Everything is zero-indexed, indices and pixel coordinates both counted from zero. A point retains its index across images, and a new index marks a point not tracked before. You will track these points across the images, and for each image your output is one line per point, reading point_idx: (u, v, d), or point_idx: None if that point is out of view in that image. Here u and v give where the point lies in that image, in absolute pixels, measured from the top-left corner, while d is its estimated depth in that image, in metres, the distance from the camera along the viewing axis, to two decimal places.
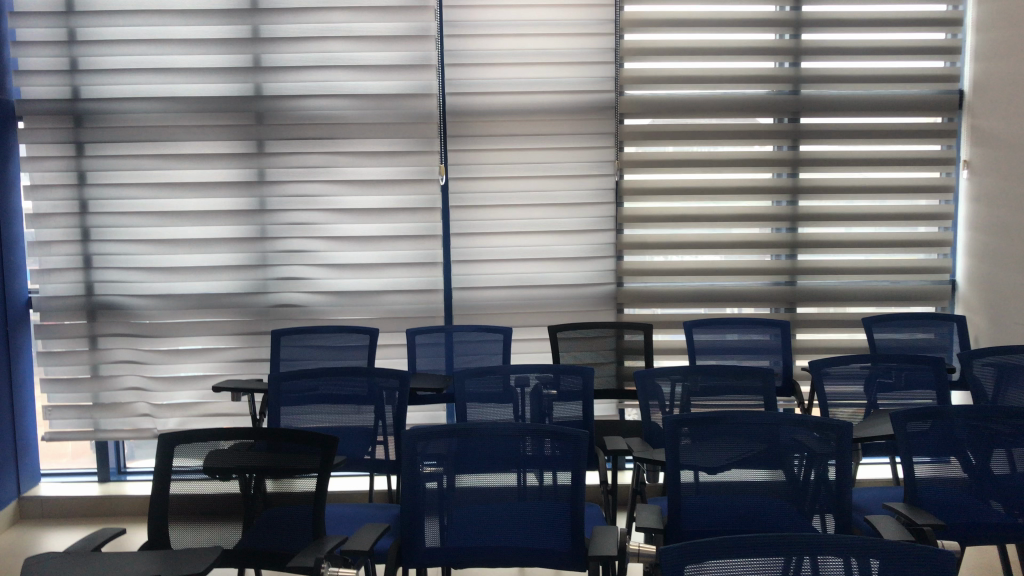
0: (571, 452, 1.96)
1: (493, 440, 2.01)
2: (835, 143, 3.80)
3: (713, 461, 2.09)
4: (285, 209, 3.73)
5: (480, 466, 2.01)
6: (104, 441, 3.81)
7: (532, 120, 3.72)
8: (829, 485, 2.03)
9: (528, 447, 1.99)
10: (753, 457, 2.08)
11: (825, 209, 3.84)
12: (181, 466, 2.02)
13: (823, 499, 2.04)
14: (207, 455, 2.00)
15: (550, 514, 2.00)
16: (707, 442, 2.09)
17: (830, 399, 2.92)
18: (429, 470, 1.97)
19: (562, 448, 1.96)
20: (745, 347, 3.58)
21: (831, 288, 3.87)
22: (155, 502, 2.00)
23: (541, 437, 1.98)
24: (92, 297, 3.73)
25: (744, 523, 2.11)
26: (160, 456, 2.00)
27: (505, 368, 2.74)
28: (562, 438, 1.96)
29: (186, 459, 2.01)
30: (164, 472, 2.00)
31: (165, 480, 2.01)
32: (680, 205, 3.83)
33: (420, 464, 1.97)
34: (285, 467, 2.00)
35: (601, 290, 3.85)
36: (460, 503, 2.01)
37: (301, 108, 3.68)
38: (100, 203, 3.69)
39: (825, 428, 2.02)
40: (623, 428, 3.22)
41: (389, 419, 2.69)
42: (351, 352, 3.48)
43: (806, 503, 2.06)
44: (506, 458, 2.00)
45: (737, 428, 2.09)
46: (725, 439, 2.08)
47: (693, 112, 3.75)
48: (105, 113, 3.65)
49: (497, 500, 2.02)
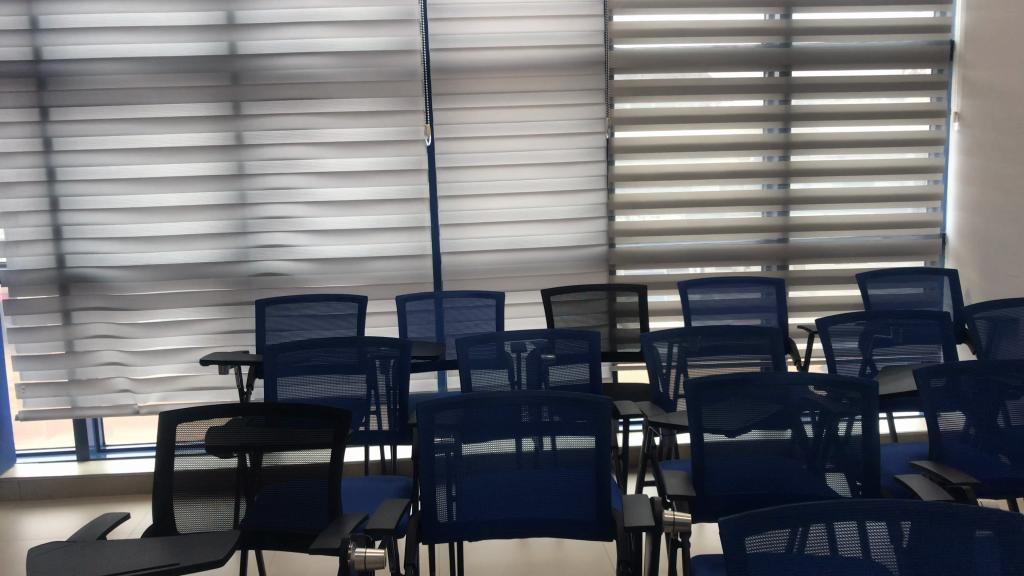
0: (579, 416, 1.89)
1: (498, 409, 1.93)
2: (829, 97, 3.74)
3: (731, 424, 2.05)
4: (263, 173, 3.59)
5: (491, 434, 1.93)
6: (82, 419, 3.68)
7: (521, 77, 3.60)
8: (841, 441, 1.98)
9: (530, 414, 1.92)
10: (771, 419, 2.04)
11: (817, 164, 3.78)
12: (186, 440, 1.92)
13: (834, 457, 2.00)
14: (211, 433, 1.90)
15: (574, 480, 1.93)
16: (723, 404, 2.05)
17: (838, 354, 2.90)
18: (442, 441, 1.90)
19: (563, 413, 1.90)
20: (739, 307, 3.56)
21: (823, 246, 3.83)
22: (159, 481, 1.90)
23: (540, 404, 1.92)
24: (64, 270, 3.56)
25: (765, 484, 2.06)
26: (162, 432, 1.89)
27: (505, 335, 2.65)
28: (556, 402, 1.91)
29: (192, 431, 1.91)
30: (167, 448, 1.90)
31: (169, 456, 1.91)
32: (672, 163, 3.76)
33: (434, 435, 1.89)
34: (296, 442, 1.92)
35: (593, 252, 3.77)
36: (471, 473, 1.93)
37: (278, 66, 3.52)
38: (68, 171, 3.51)
39: (836, 387, 1.99)
40: (623, 391, 3.17)
41: (382, 388, 2.63)
42: (340, 321, 3.38)
43: (817, 458, 2.01)
44: (511, 426, 1.93)
45: (751, 390, 2.05)
46: (745, 400, 2.05)
47: (682, 68, 3.67)
48: (70, 75, 3.45)
49: (506, 470, 1.94)
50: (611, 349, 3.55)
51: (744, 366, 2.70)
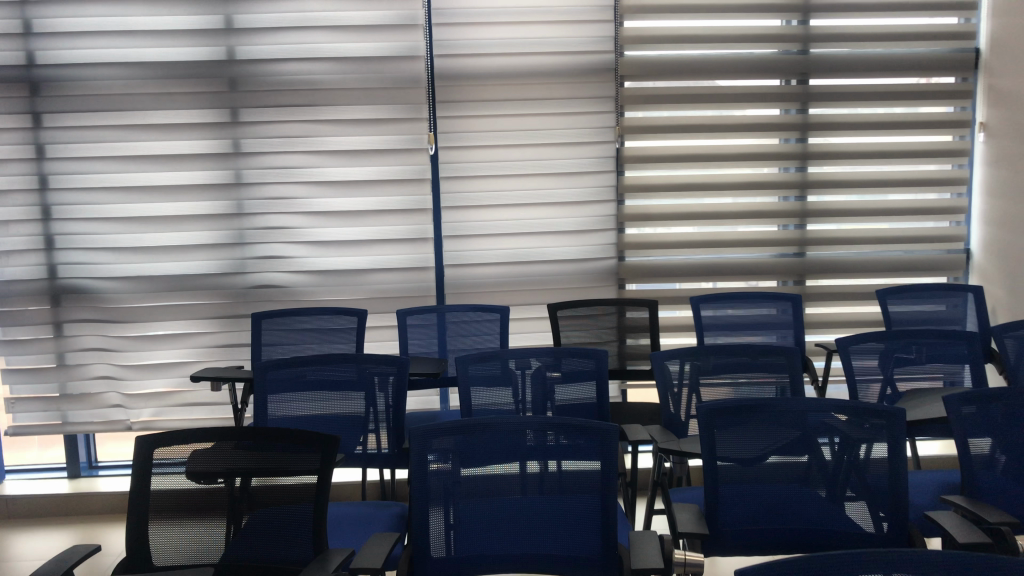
0: (586, 443, 1.75)
1: (498, 435, 1.78)
2: (848, 106, 3.60)
3: (746, 452, 1.91)
4: (262, 182, 3.48)
5: (489, 459, 1.78)
6: (73, 434, 3.56)
7: (528, 84, 3.48)
8: (862, 468, 1.84)
9: (536, 438, 1.77)
10: (789, 444, 1.90)
11: (836, 175, 3.63)
12: (165, 456, 1.80)
13: (855, 485, 1.85)
14: (192, 458, 1.79)
15: (578, 508, 1.78)
16: (738, 430, 1.91)
17: (859, 374, 2.75)
18: (436, 466, 1.76)
19: (568, 438, 1.76)
20: (753, 323, 3.43)
21: (842, 260, 3.68)
22: (134, 501, 1.77)
23: (545, 429, 1.78)
24: (55, 281, 3.46)
25: (782, 514, 1.92)
26: (140, 453, 1.78)
27: (510, 353, 2.53)
28: (564, 427, 1.77)
29: (172, 447, 1.80)
30: (143, 465, 1.78)
31: (146, 473, 1.78)
32: (684, 173, 3.62)
33: (427, 461, 1.75)
34: (281, 468, 1.79)
35: (602, 265, 3.64)
36: (466, 501, 1.78)
37: (277, 72, 3.42)
38: (61, 178, 3.41)
39: (860, 414, 1.84)
40: (634, 411, 3.04)
41: (381, 406, 2.49)
42: (339, 335, 3.25)
43: (836, 485, 1.87)
44: (513, 452, 1.78)
45: (770, 415, 1.90)
46: (762, 426, 1.90)
47: (695, 75, 3.53)
48: (63, 80, 3.35)
49: (506, 498, 1.80)
50: (620, 365, 3.42)
51: (762, 389, 2.55)
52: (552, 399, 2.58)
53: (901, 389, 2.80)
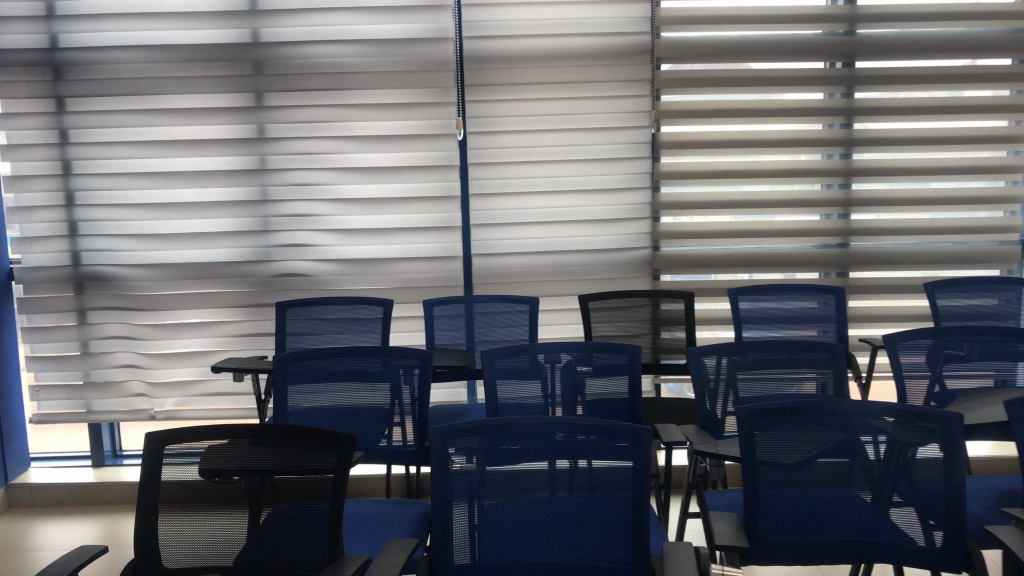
0: (618, 449, 1.63)
1: (524, 435, 1.66)
2: (896, 89, 3.42)
3: (788, 456, 1.79)
4: (286, 168, 3.40)
5: (513, 461, 1.66)
6: (97, 423, 3.53)
7: (560, 66, 3.35)
8: (911, 472, 1.71)
9: (564, 440, 1.65)
10: (834, 450, 1.76)
11: (882, 162, 3.47)
12: (177, 446, 1.70)
13: (903, 490, 1.72)
14: (207, 454, 1.69)
15: (609, 509, 1.66)
16: (779, 432, 1.78)
17: (906, 370, 2.60)
18: (457, 465, 1.64)
19: (597, 444, 1.64)
20: (793, 316, 3.30)
21: (887, 251, 3.52)
22: (145, 491, 1.68)
23: (577, 429, 1.65)
24: (79, 268, 3.42)
25: (825, 521, 1.80)
26: (151, 447, 1.68)
27: (540, 347, 2.42)
28: (594, 432, 1.64)
29: (183, 438, 1.70)
30: (155, 454, 1.69)
31: (157, 463, 1.69)
32: (723, 160, 3.47)
33: (449, 462, 1.64)
34: (297, 465, 1.69)
35: (635, 256, 3.52)
36: (489, 505, 1.67)
37: (302, 55, 3.32)
38: (84, 164, 3.36)
39: (911, 418, 1.69)
40: (667, 408, 2.93)
41: (407, 399, 2.38)
42: (366, 326, 3.17)
43: (882, 489, 1.74)
44: (540, 455, 1.66)
45: (815, 419, 1.76)
46: (807, 430, 1.77)
47: (736, 57, 3.38)
48: (87, 63, 3.30)
49: (531, 502, 1.68)
50: (654, 360, 3.31)
51: (803, 386, 2.42)
52: (582, 394, 2.47)
53: (951, 386, 2.60)
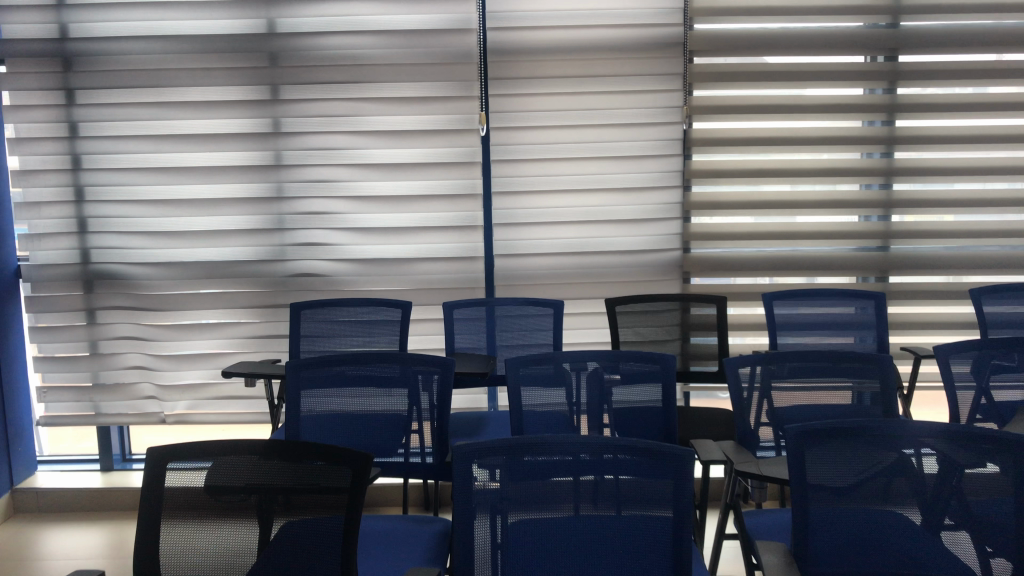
0: (653, 473, 1.39)
1: (553, 458, 1.40)
2: (943, 85, 3.25)
3: (838, 478, 1.57)
4: (302, 163, 3.27)
5: (534, 483, 1.41)
6: (106, 426, 3.42)
7: (587, 59, 3.21)
8: (965, 493, 1.45)
9: (591, 462, 1.40)
10: (889, 473, 1.52)
11: (926, 161, 3.30)
12: (182, 456, 1.52)
13: (956, 511, 1.48)
14: (214, 470, 1.51)
15: (648, 538, 1.43)
16: (831, 453, 1.55)
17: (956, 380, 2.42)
18: (483, 487, 1.40)
19: (627, 465, 1.39)
20: (830, 323, 3.15)
21: (930, 255, 3.35)
22: (145, 503, 1.51)
23: (603, 449, 1.40)
24: (88, 266, 3.31)
25: (878, 548, 1.57)
26: (152, 462, 1.51)
27: (565, 355, 2.25)
28: (624, 452, 1.39)
29: (186, 450, 1.52)
30: (158, 463, 1.52)
31: (158, 476, 1.51)
32: (758, 158, 3.31)
33: (472, 480, 1.40)
34: (309, 484, 1.50)
35: (665, 257, 3.37)
36: (513, 534, 1.43)
37: (320, 46, 3.20)
38: (94, 158, 3.25)
39: (970, 436, 1.44)
40: (700, 422, 2.76)
41: (426, 404, 2.22)
42: (383, 328, 3.04)
43: (932, 512, 1.51)
44: (565, 478, 1.41)
45: (870, 440, 1.52)
46: (861, 451, 1.53)
47: (772, 50, 3.22)
48: (98, 54, 3.18)
49: (559, 528, 1.44)
50: (683, 366, 3.17)
51: (837, 396, 2.23)
52: (609, 403, 2.31)
53: (999, 399, 2.43)
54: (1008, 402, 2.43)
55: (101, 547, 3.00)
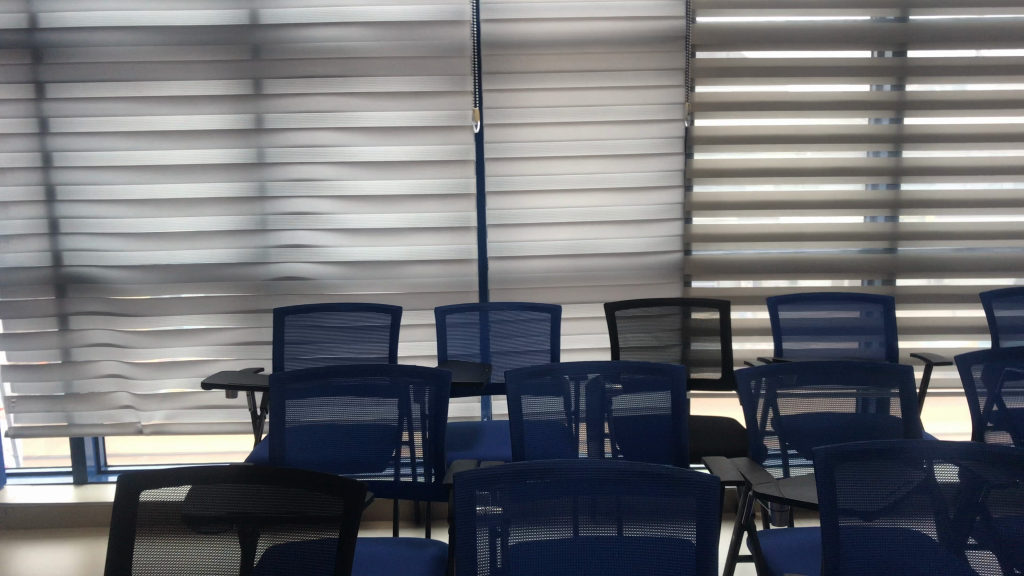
0: (670, 502, 1.24)
1: (555, 486, 1.25)
2: (953, 81, 3.14)
3: (869, 504, 1.42)
4: (286, 161, 3.12)
5: (536, 513, 1.25)
6: (80, 437, 3.26)
7: (585, 53, 3.08)
8: (991, 511, 1.33)
9: (599, 489, 1.24)
10: (915, 494, 1.40)
11: (935, 160, 3.19)
12: (158, 482, 1.34)
13: (981, 531, 1.35)
14: (191, 497, 1.33)
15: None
16: (858, 476, 1.42)
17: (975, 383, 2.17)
18: (487, 513, 1.24)
19: (641, 491, 1.24)
20: (835, 328, 3.03)
21: (938, 258, 3.25)
22: (116, 535, 1.33)
23: (611, 475, 1.24)
24: (60, 269, 3.15)
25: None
26: (123, 491, 1.33)
27: (566, 366, 2.04)
28: (637, 478, 1.23)
29: (162, 478, 1.34)
30: (127, 492, 1.33)
31: (130, 507, 1.33)
32: (762, 157, 3.19)
33: (475, 511, 1.23)
34: (295, 512, 1.33)
35: (665, 260, 3.25)
36: (515, 563, 1.25)
37: (305, 39, 3.05)
38: (66, 156, 3.08)
39: (986, 451, 1.32)
40: (707, 438, 2.64)
41: (416, 414, 2.04)
42: (369, 335, 2.90)
43: (954, 530, 1.37)
44: (570, 508, 1.25)
45: (896, 464, 1.41)
46: (886, 472, 1.41)
47: (777, 45, 3.09)
48: (69, 46, 3.01)
49: (563, 556, 1.26)
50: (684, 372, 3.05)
51: (841, 404, 2.07)
52: (609, 413, 2.04)
53: (1011, 408, 2.18)
54: (1020, 410, 2.18)
55: (74, 565, 2.84)
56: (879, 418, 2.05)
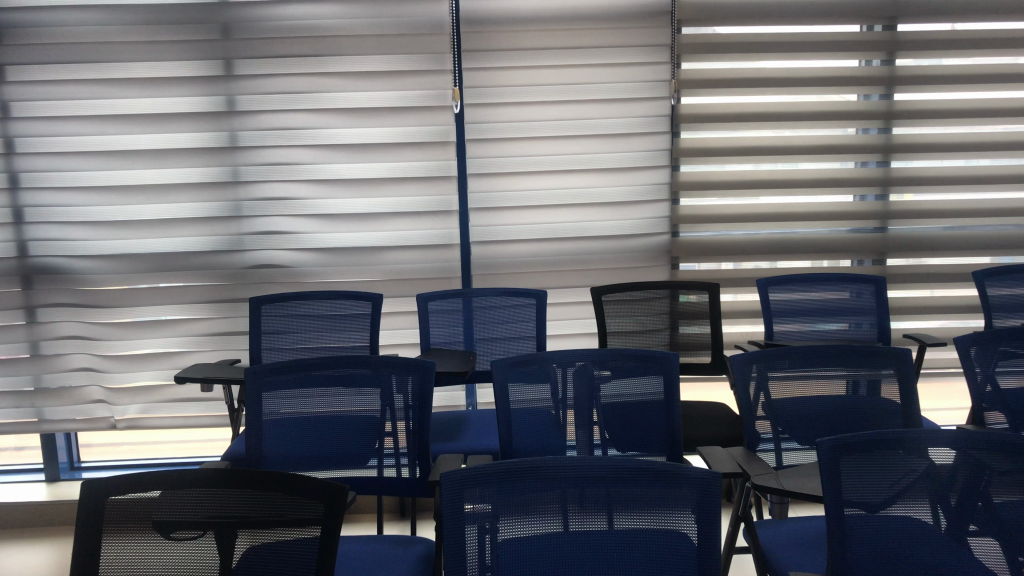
0: (670, 499, 1.16)
1: (544, 484, 1.16)
2: (944, 56, 3.07)
3: (873, 495, 1.35)
4: (261, 145, 3.01)
5: (527, 512, 1.17)
6: (50, 433, 3.16)
7: (568, 29, 2.99)
8: (994, 499, 1.26)
9: (594, 486, 1.16)
10: (918, 484, 1.32)
11: (925, 137, 3.13)
12: (127, 486, 1.24)
13: (983, 519, 1.28)
14: (163, 501, 1.24)
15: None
16: (863, 467, 1.35)
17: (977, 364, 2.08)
18: (476, 511, 1.15)
19: (637, 488, 1.16)
20: (825, 309, 2.96)
21: (928, 236, 3.19)
22: (83, 542, 1.23)
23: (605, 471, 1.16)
24: (26, 260, 3.03)
25: (911, 569, 1.36)
26: (89, 496, 1.23)
27: (553, 355, 1.95)
28: (636, 474, 1.16)
29: (132, 482, 1.24)
30: (97, 498, 1.23)
31: (98, 513, 1.23)
32: (750, 136, 3.12)
33: (464, 510, 1.15)
34: (273, 517, 1.24)
35: (652, 242, 3.17)
36: (506, 562, 1.17)
37: (277, 17, 2.93)
38: (29, 142, 2.96)
39: (989, 440, 1.26)
40: (699, 427, 2.57)
41: (400, 404, 1.95)
42: (350, 324, 2.81)
43: (956, 518, 1.31)
44: (562, 506, 1.17)
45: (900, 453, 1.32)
46: (889, 463, 1.33)
47: (764, 19, 3.01)
48: (30, 26, 2.88)
49: (556, 553, 1.18)
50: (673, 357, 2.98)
51: (835, 390, 1.98)
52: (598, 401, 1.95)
53: (1004, 387, 2.11)
54: (1012, 388, 2.12)
55: (46, 566, 2.74)
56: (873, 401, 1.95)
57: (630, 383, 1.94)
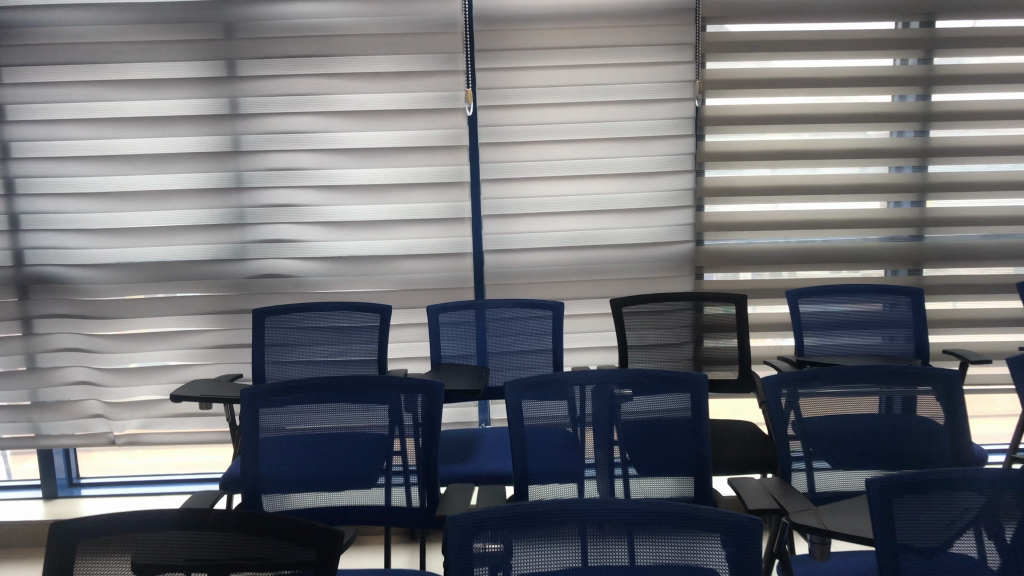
0: (704, 545, 0.99)
1: (565, 525, 1.01)
2: (984, 54, 2.91)
3: (929, 539, 1.17)
4: (265, 149, 2.88)
5: (542, 548, 1.01)
6: (47, 449, 3.04)
7: (586, 27, 2.84)
8: None
9: (621, 526, 1.00)
10: (975, 524, 1.15)
11: (964, 139, 2.96)
12: (98, 532, 1.07)
13: None
14: (139, 546, 1.08)
15: None
16: (914, 509, 1.17)
17: None
18: (487, 552, 0.99)
19: (667, 530, 1.00)
20: (858, 321, 2.80)
21: (967, 245, 3.02)
22: None
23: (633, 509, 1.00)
24: (22, 269, 2.92)
25: None
26: (55, 545, 1.06)
27: (570, 372, 1.78)
28: (664, 516, 1.00)
29: (103, 527, 1.06)
30: (64, 546, 1.06)
31: (64, 563, 1.06)
32: (778, 139, 2.96)
33: (473, 554, 0.99)
34: (262, 561, 1.09)
35: (674, 251, 3.02)
36: None
37: (282, 15, 2.80)
38: (24, 146, 2.84)
39: None
40: (726, 448, 2.42)
41: (409, 419, 1.79)
42: (358, 336, 2.67)
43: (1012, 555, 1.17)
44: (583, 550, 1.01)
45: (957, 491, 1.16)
46: (945, 504, 1.16)
47: (793, 16, 2.86)
48: (25, 26, 2.77)
49: None
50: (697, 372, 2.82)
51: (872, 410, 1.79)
52: (619, 418, 1.79)
53: None
54: None
55: None
56: (913, 419, 1.77)
57: (658, 399, 1.77)
